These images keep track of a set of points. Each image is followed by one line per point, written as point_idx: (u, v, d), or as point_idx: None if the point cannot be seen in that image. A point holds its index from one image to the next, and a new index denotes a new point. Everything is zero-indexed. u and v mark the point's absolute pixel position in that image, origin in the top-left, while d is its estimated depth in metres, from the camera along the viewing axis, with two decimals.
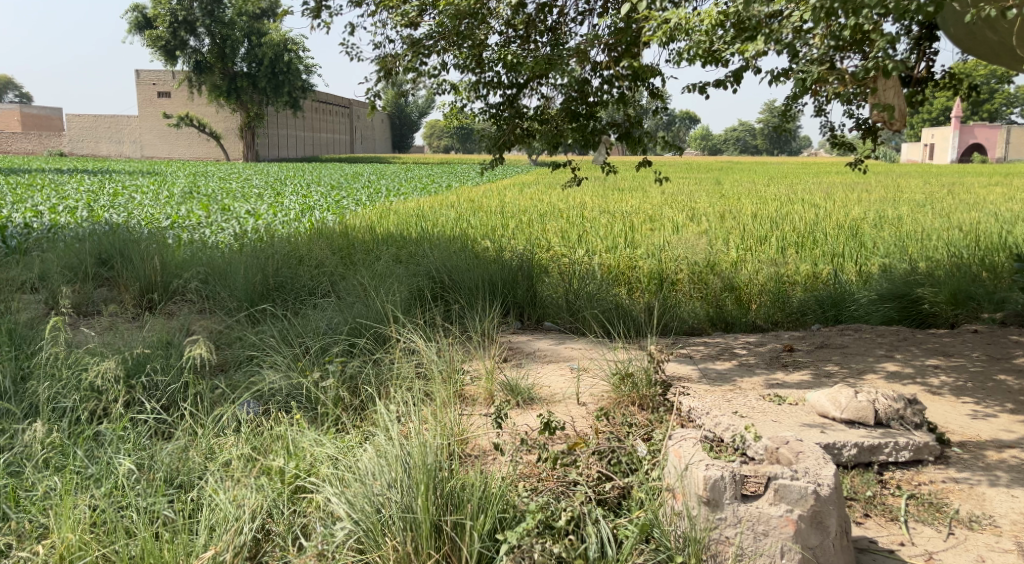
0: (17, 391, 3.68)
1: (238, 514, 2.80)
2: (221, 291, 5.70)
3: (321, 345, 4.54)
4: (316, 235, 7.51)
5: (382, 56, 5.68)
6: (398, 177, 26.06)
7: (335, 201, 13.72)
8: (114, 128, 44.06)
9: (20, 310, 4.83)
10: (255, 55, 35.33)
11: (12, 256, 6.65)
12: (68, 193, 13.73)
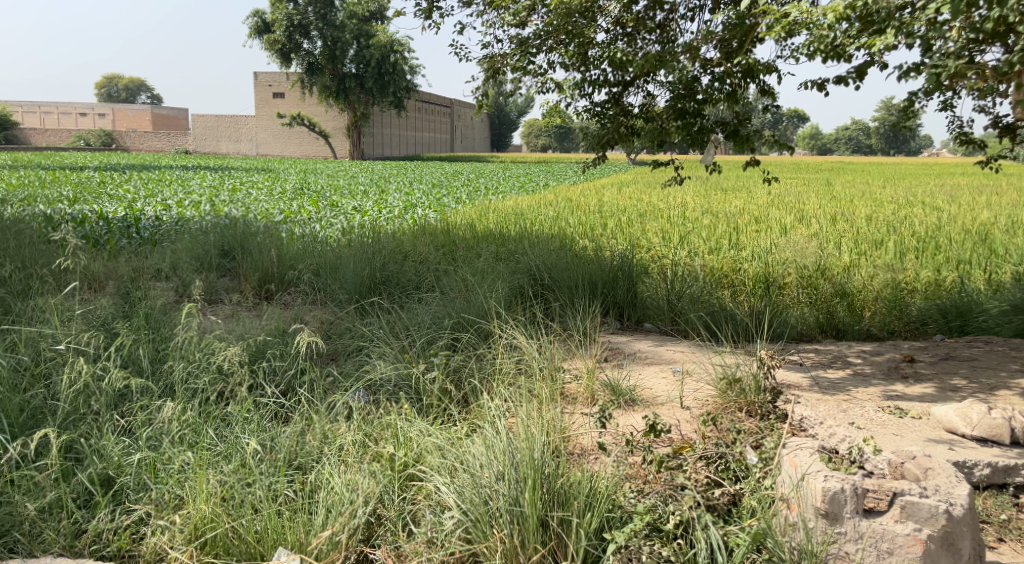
0: (153, 370, 3.92)
1: (352, 499, 2.90)
2: (331, 284, 5.89)
3: (425, 338, 4.64)
4: (421, 231, 7.66)
5: (490, 56, 5.78)
6: (495, 175, 26.28)
7: (437, 199, 13.96)
8: (233, 128, 46.29)
9: (153, 297, 5.14)
10: (363, 56, 36.35)
11: (144, 247, 7.07)
12: (192, 188, 14.52)
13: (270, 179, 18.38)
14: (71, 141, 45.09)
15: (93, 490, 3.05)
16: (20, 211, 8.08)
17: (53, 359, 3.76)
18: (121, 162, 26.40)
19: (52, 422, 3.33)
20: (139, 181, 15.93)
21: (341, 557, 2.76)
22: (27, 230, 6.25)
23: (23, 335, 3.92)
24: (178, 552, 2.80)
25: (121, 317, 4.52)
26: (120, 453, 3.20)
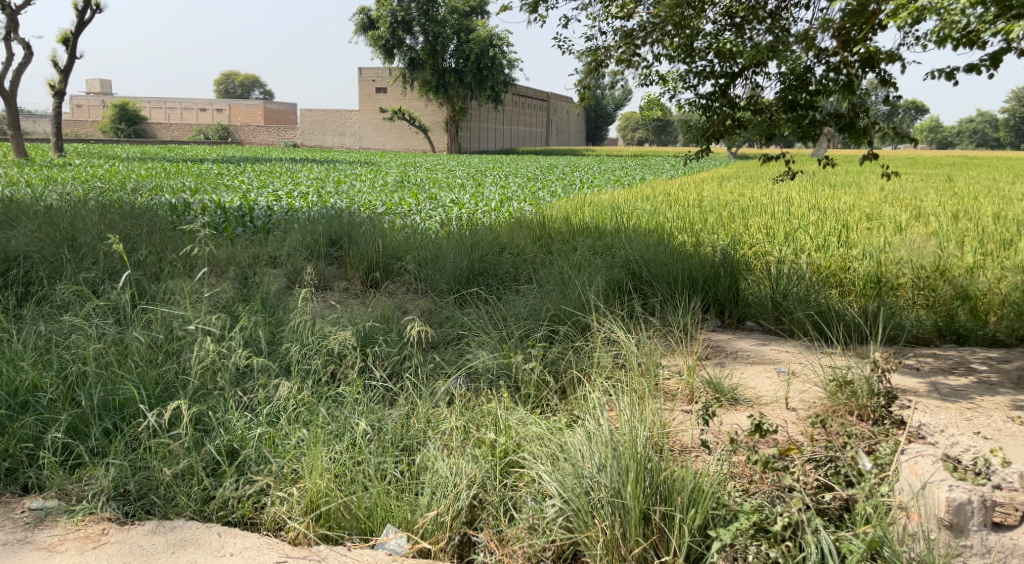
0: (271, 350, 4.12)
1: (457, 481, 2.99)
2: (431, 274, 6.01)
3: (523, 330, 4.66)
4: (520, 224, 7.69)
5: (594, 49, 5.76)
6: (592, 169, 26.10)
7: (534, 192, 14.02)
8: (339, 123, 47.78)
9: (268, 283, 5.38)
10: (463, 51, 36.77)
11: (258, 235, 7.41)
12: (301, 180, 15.10)
13: (372, 173, 18.90)
14: (191, 135, 47.57)
15: (220, 460, 3.22)
16: (149, 200, 8.60)
17: (183, 337, 3.99)
18: (235, 155, 27.71)
19: (183, 395, 3.55)
20: (251, 173, 16.68)
21: (447, 537, 2.87)
22: (156, 218, 6.65)
23: (156, 314, 4.19)
24: (295, 522, 2.95)
25: (239, 301, 4.76)
26: (243, 427, 3.37)
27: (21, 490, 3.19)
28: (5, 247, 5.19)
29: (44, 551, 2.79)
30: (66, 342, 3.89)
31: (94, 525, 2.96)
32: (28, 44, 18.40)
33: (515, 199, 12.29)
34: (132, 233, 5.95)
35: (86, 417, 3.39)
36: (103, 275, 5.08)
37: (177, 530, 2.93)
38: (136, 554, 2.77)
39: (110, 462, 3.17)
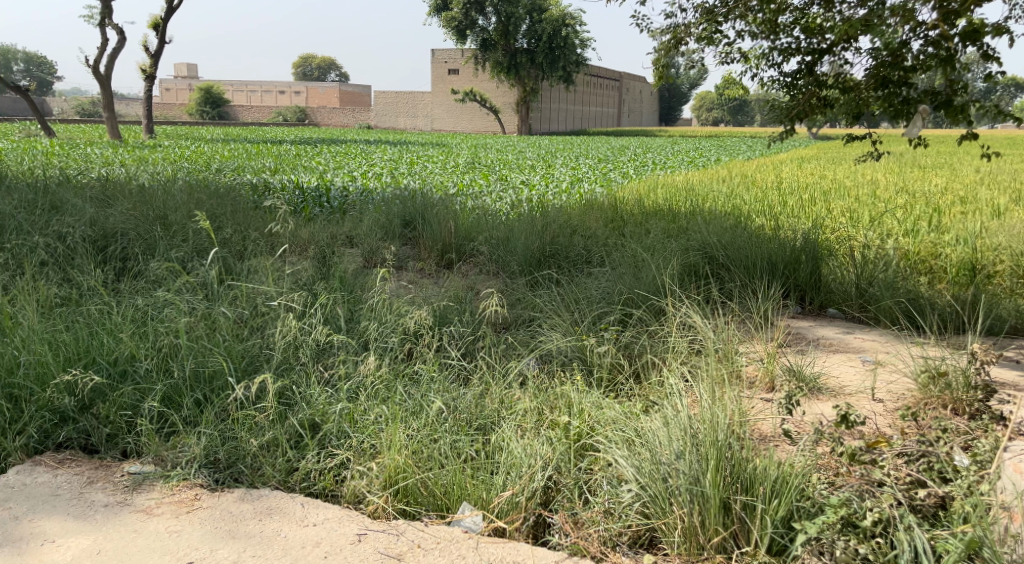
0: (351, 327, 4.20)
1: (532, 462, 2.99)
2: (502, 255, 6.02)
3: (596, 313, 4.62)
4: (593, 206, 7.62)
5: (674, 26, 5.64)
6: (664, 150, 25.69)
7: (604, 173, 13.89)
8: (412, 104, 48.26)
9: (346, 262, 5.48)
10: (535, 31, 36.47)
11: (335, 215, 7.56)
12: (374, 161, 15.38)
13: (445, 154, 19.04)
14: (269, 117, 48.71)
15: (303, 432, 3.32)
16: (232, 180, 8.89)
17: (268, 314, 4.13)
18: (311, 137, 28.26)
19: (267, 369, 3.69)
20: (328, 154, 17.01)
21: (522, 517, 2.87)
22: (240, 198, 6.85)
23: (243, 291, 4.33)
24: (374, 496, 3.01)
25: (319, 279, 4.86)
26: (324, 401, 3.46)
27: (120, 455, 3.33)
28: (103, 224, 5.44)
29: (142, 513, 2.90)
30: (159, 316, 4.05)
31: (188, 491, 3.07)
32: (120, 29, 19.14)
33: (587, 180, 12.19)
34: (218, 212, 6.14)
35: (178, 388, 3.52)
36: (191, 253, 5.25)
37: (263, 499, 3.01)
38: (227, 520, 2.85)
39: (201, 432, 3.29)
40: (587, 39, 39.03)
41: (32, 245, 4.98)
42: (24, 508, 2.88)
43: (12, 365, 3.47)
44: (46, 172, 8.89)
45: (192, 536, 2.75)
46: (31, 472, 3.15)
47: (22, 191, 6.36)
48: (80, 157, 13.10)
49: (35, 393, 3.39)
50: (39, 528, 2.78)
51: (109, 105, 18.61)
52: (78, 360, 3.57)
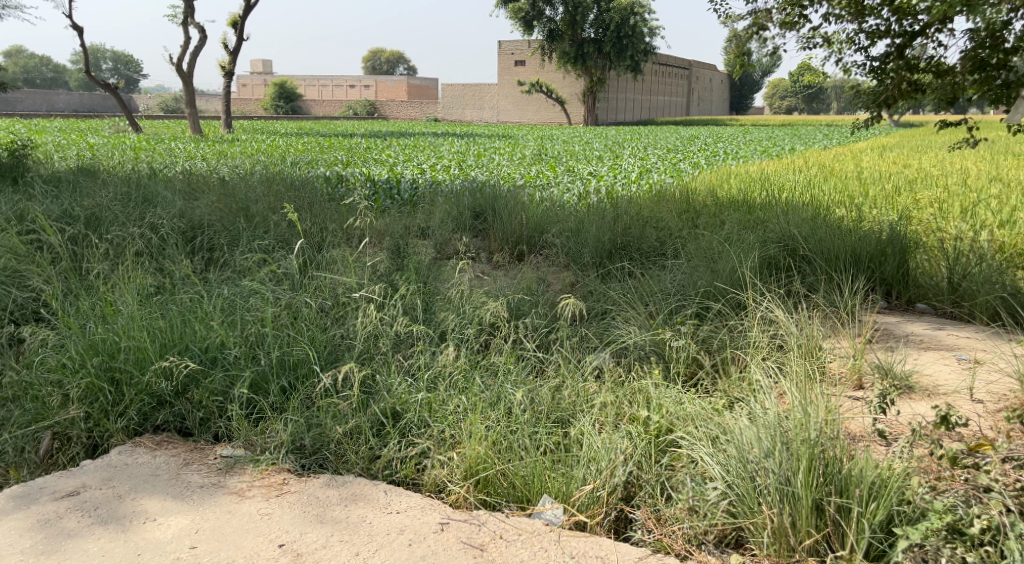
0: (429, 319, 4.25)
1: (612, 456, 2.97)
2: (573, 247, 5.99)
3: (672, 306, 4.56)
4: (666, 196, 7.51)
5: (755, 12, 5.51)
6: (735, 139, 25.18)
7: (674, 164, 13.68)
8: (479, 97, 48.50)
9: (421, 254, 5.53)
10: (603, 21, 36.11)
11: (406, 207, 7.66)
12: (442, 153, 15.52)
13: (512, 146, 19.04)
14: (340, 111, 49.54)
15: (385, 420, 3.38)
16: (306, 173, 9.09)
17: (349, 305, 4.22)
18: (382, 130, 28.63)
19: (349, 358, 3.78)
20: (398, 148, 17.21)
21: (603, 512, 2.86)
22: (316, 191, 6.99)
23: (324, 281, 4.43)
24: (456, 486, 3.04)
25: (396, 270, 4.93)
26: (404, 391, 3.51)
27: (212, 439, 3.47)
28: (191, 216, 5.63)
29: (234, 495, 3.00)
30: (247, 305, 4.18)
31: (277, 475, 3.17)
32: (202, 28, 19.74)
33: (657, 171, 12.03)
34: (297, 204, 6.28)
35: (266, 374, 3.63)
36: (273, 244, 5.39)
37: (348, 485, 3.08)
38: (314, 504, 2.92)
39: (289, 418, 3.38)
40: (656, 27, 38.49)
41: (125, 236, 5.19)
42: (126, 487, 3.01)
43: (113, 350, 3.63)
44: (133, 166, 9.22)
45: (282, 519, 2.83)
46: (131, 453, 3.29)
47: (114, 184, 6.63)
48: (161, 151, 13.58)
49: (134, 376, 3.53)
50: (141, 506, 2.89)
51: (190, 101, 19.20)
52: (173, 345, 3.70)
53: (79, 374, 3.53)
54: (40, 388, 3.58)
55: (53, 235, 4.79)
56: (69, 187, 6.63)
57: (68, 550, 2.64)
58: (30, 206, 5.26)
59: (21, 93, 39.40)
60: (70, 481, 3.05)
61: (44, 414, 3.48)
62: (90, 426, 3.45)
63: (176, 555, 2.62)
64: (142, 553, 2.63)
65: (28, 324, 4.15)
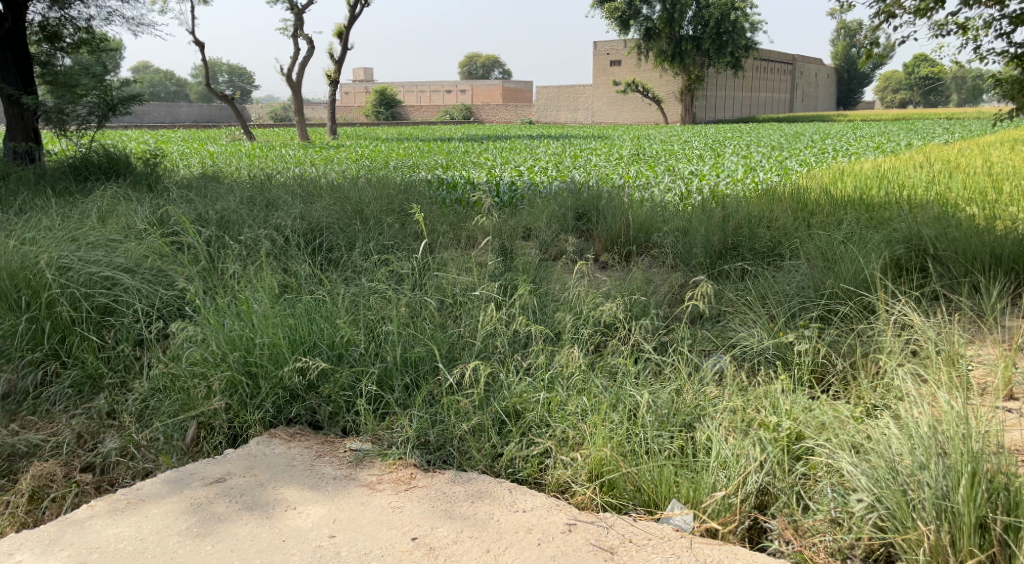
0: (545, 317, 4.25)
1: (744, 463, 2.89)
2: (682, 246, 5.81)
3: (794, 308, 4.37)
4: (780, 195, 7.21)
5: (884, 1, 5.30)
6: (844, 135, 24.17)
7: (781, 162, 13.22)
8: (575, 98, 48.43)
9: (528, 255, 5.54)
10: (702, 17, 35.34)
11: (508, 208, 7.69)
12: (541, 156, 15.51)
13: (607, 147, 18.86)
14: (439, 114, 50.35)
15: (506, 419, 3.40)
16: (411, 177, 9.26)
17: (467, 303, 4.27)
18: (479, 133, 28.87)
19: (468, 356, 3.82)
20: (496, 151, 17.35)
21: (736, 520, 2.78)
22: (422, 194, 7.11)
23: (441, 281, 4.50)
24: (581, 487, 3.03)
25: (507, 270, 4.95)
26: (524, 390, 3.52)
27: (341, 433, 3.58)
28: (310, 218, 5.83)
29: (367, 488, 3.07)
30: (368, 303, 4.29)
31: (405, 469, 3.22)
32: (310, 40, 20.53)
33: (762, 169, 11.65)
34: (408, 204, 6.41)
35: (389, 371, 3.71)
36: (386, 245, 5.51)
37: (473, 482, 3.10)
38: (442, 500, 2.97)
39: (414, 414, 3.45)
40: (758, 22, 37.35)
41: (253, 238, 5.42)
42: (267, 476, 3.13)
43: (249, 345, 3.80)
44: (248, 172, 9.64)
45: (413, 513, 2.88)
46: (268, 443, 3.43)
47: (239, 189, 6.94)
48: (272, 157, 14.13)
49: (269, 370, 3.70)
50: (282, 495, 3.01)
51: (298, 110, 19.81)
52: (302, 342, 3.84)
53: (220, 368, 3.73)
54: (186, 380, 3.76)
55: (191, 235, 5.07)
56: (197, 192, 6.99)
57: (219, 533, 2.77)
58: (170, 210, 5.58)
59: (146, 105, 41.89)
60: (216, 468, 3.20)
61: (191, 404, 3.68)
62: (230, 417, 3.63)
63: (317, 542, 2.71)
64: (286, 539, 2.73)
65: (172, 321, 4.39)
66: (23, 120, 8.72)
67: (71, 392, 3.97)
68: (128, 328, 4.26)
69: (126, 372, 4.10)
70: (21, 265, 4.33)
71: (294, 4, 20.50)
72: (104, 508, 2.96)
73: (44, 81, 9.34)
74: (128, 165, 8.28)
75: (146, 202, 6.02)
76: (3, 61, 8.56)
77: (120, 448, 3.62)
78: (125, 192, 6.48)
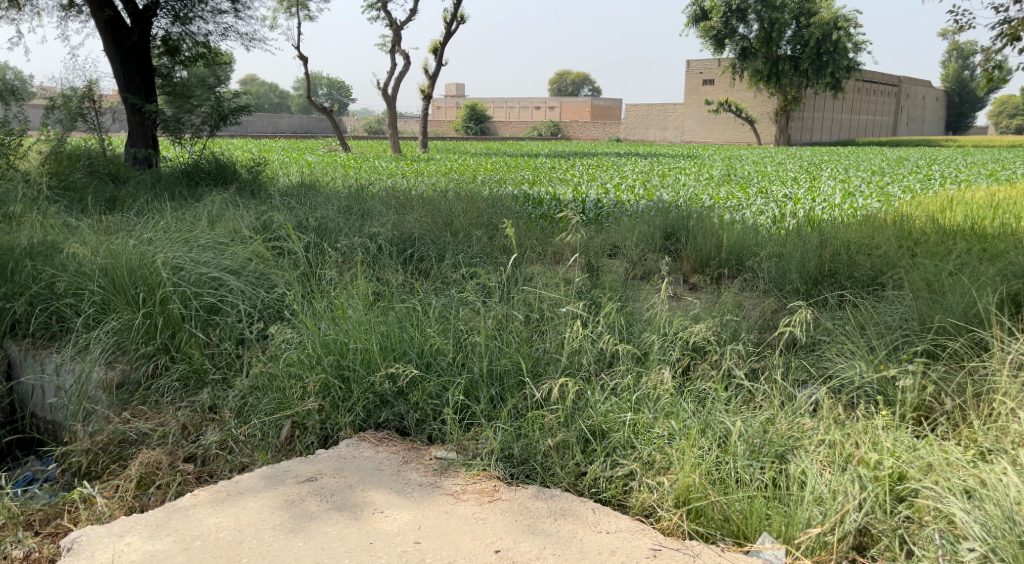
0: (632, 337, 4.20)
1: (843, 501, 2.80)
2: (775, 271, 5.65)
3: (896, 340, 4.20)
4: (882, 222, 6.93)
5: (1008, 21, 5.06)
6: (951, 161, 23.12)
7: (882, 187, 12.73)
8: (666, 117, 48.05)
9: (615, 272, 5.50)
10: (802, 36, 34.39)
11: (595, 225, 7.66)
12: (628, 174, 15.41)
13: (694, 166, 18.55)
14: (530, 130, 50.68)
15: (591, 438, 3.38)
16: (499, 191, 9.34)
17: (555, 318, 4.27)
18: (565, 151, 28.90)
19: (555, 371, 3.83)
20: (584, 168, 17.34)
21: (832, 559, 2.71)
22: (509, 208, 7.17)
23: (529, 296, 4.52)
24: (667, 513, 2.99)
25: (593, 287, 4.94)
26: (610, 409, 3.49)
27: (427, 440, 3.64)
28: (402, 229, 5.96)
29: (451, 497, 3.11)
30: (457, 314, 4.35)
31: (488, 481, 3.25)
32: (406, 55, 21.04)
33: (860, 194, 11.22)
34: (495, 218, 6.47)
35: (475, 383, 3.76)
36: (474, 258, 5.58)
37: (557, 499, 3.10)
38: (526, 514, 2.98)
39: (499, 426, 3.48)
40: (862, 42, 36.14)
41: (348, 246, 5.58)
42: (356, 478, 3.21)
43: (342, 349, 3.92)
44: (344, 182, 9.92)
45: (496, 525, 2.90)
46: (357, 446, 3.52)
47: (336, 198, 7.16)
48: (367, 169, 14.52)
49: (362, 376, 3.81)
50: (369, 498, 3.08)
51: (392, 123, 20.28)
52: (393, 349, 3.93)
53: (316, 370, 3.87)
54: (283, 380, 3.90)
55: (292, 241, 5.26)
56: (297, 200, 7.25)
57: (311, 530, 2.85)
58: (273, 216, 5.80)
59: (251, 116, 43.82)
60: (309, 468, 3.31)
61: (286, 403, 3.81)
62: (323, 418, 3.75)
63: (403, 547, 2.76)
64: (374, 542, 2.79)
65: (272, 322, 4.55)
66: (144, 127, 9.27)
67: (177, 386, 4.17)
68: (230, 327, 4.44)
69: (227, 369, 4.26)
70: (140, 264, 4.61)
71: (392, 20, 21.08)
72: (206, 498, 3.09)
73: (163, 92, 9.90)
74: (235, 172, 8.67)
75: (251, 208, 6.29)
76: (129, 72, 9.14)
77: (220, 442, 3.79)
78: (231, 198, 6.79)
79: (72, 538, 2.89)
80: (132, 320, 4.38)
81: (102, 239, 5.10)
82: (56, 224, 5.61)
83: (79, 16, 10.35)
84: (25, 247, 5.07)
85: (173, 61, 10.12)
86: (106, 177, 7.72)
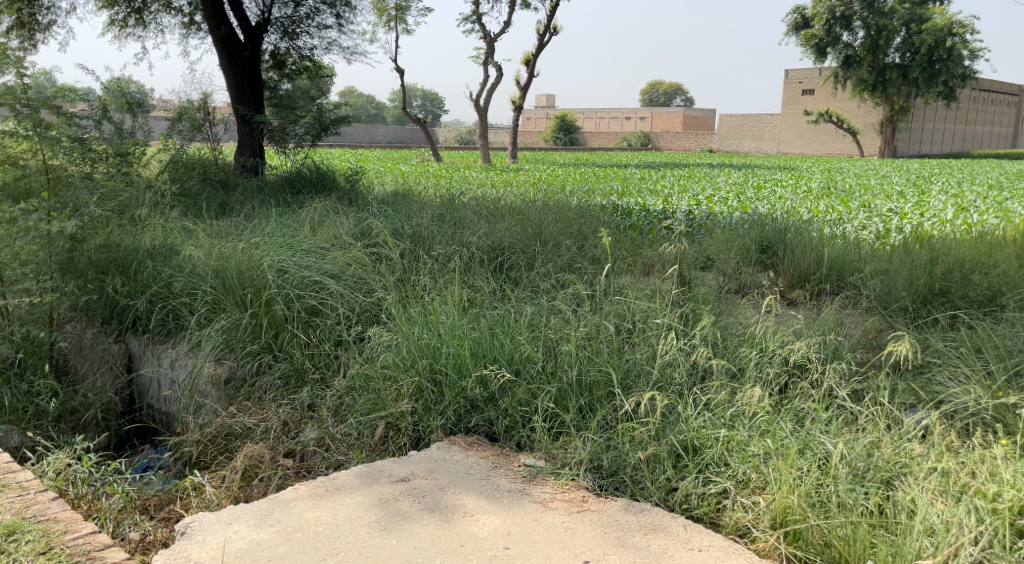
0: (727, 352, 4.12)
1: (956, 533, 2.68)
2: (881, 288, 5.44)
3: (1016, 364, 3.96)
4: (1001, 239, 6.55)
5: None
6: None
7: (999, 202, 12.03)
8: (763, 128, 46.98)
9: (708, 285, 5.41)
10: (912, 44, 32.94)
11: (687, 237, 7.56)
12: (723, 185, 15.07)
13: (792, 179, 17.95)
14: (622, 141, 50.46)
15: (683, 453, 3.33)
16: (590, 201, 9.33)
17: (648, 330, 4.24)
18: (657, 161, 28.60)
19: (646, 384, 3.80)
20: (675, 178, 17.12)
21: None
22: (600, 219, 7.16)
23: (621, 307, 4.50)
24: (764, 534, 2.92)
25: (687, 299, 4.87)
26: (703, 425, 3.43)
27: (516, 447, 3.67)
28: (494, 239, 6.04)
29: (540, 505, 3.13)
30: (548, 323, 4.37)
31: (577, 491, 3.25)
32: (499, 66, 21.32)
33: (975, 210, 10.63)
34: (587, 228, 6.48)
35: (565, 392, 3.77)
36: (565, 268, 5.59)
37: (647, 513, 3.07)
38: (615, 527, 2.96)
39: (589, 437, 3.48)
40: (979, 49, 34.30)
41: (443, 254, 5.68)
42: (447, 481, 3.27)
43: (435, 353, 4.02)
44: (439, 191, 10.10)
45: (585, 536, 2.90)
46: (449, 449, 3.58)
47: (430, 207, 7.31)
48: (460, 179, 14.76)
49: (453, 380, 3.89)
50: (460, 501, 3.13)
51: (484, 134, 20.53)
52: (484, 355, 4.00)
53: (410, 373, 3.96)
54: (379, 382, 4.02)
55: (389, 247, 5.40)
56: (394, 207, 7.44)
57: (403, 530, 2.92)
58: (372, 223, 5.98)
59: (351, 126, 45.27)
60: (402, 468, 3.39)
61: (381, 405, 3.92)
62: (416, 421, 3.84)
63: (493, 552, 2.80)
64: (464, 544, 2.84)
65: (369, 325, 4.68)
66: (252, 137, 9.62)
67: (279, 383, 4.34)
68: (329, 329, 4.62)
69: (326, 369, 4.42)
70: (248, 266, 4.85)
71: (486, 32, 21.37)
72: (306, 492, 3.21)
73: (270, 103, 10.36)
74: (335, 180, 8.95)
75: (351, 215, 6.49)
76: (241, 85, 9.56)
77: (318, 439, 3.93)
78: (333, 205, 7.02)
79: (185, 523, 3.05)
80: (239, 319, 4.60)
81: (215, 242, 5.37)
82: (175, 227, 5.94)
83: (199, 32, 10.94)
84: (147, 248, 5.40)
85: (280, 74, 10.73)
86: (217, 184, 8.12)
